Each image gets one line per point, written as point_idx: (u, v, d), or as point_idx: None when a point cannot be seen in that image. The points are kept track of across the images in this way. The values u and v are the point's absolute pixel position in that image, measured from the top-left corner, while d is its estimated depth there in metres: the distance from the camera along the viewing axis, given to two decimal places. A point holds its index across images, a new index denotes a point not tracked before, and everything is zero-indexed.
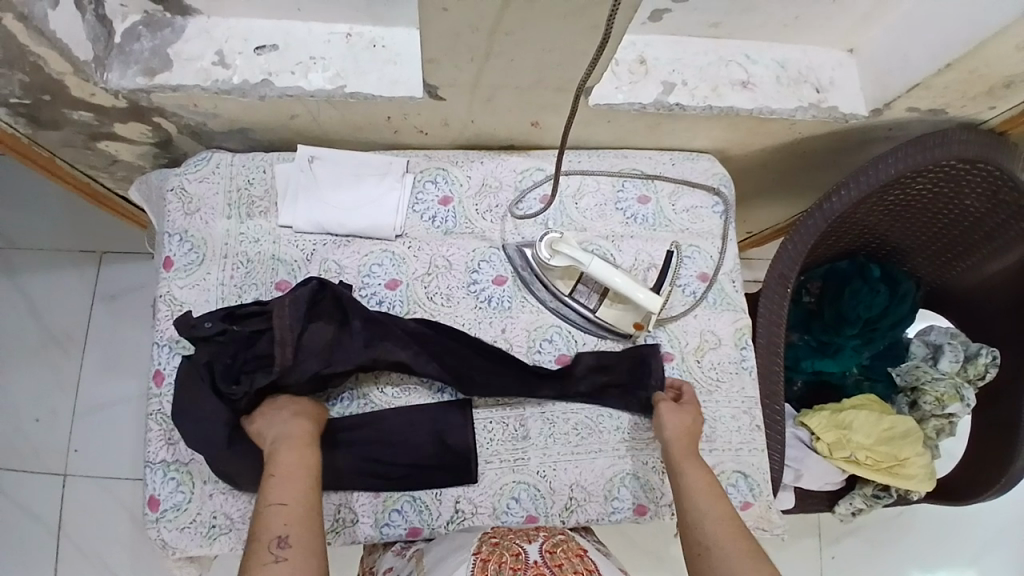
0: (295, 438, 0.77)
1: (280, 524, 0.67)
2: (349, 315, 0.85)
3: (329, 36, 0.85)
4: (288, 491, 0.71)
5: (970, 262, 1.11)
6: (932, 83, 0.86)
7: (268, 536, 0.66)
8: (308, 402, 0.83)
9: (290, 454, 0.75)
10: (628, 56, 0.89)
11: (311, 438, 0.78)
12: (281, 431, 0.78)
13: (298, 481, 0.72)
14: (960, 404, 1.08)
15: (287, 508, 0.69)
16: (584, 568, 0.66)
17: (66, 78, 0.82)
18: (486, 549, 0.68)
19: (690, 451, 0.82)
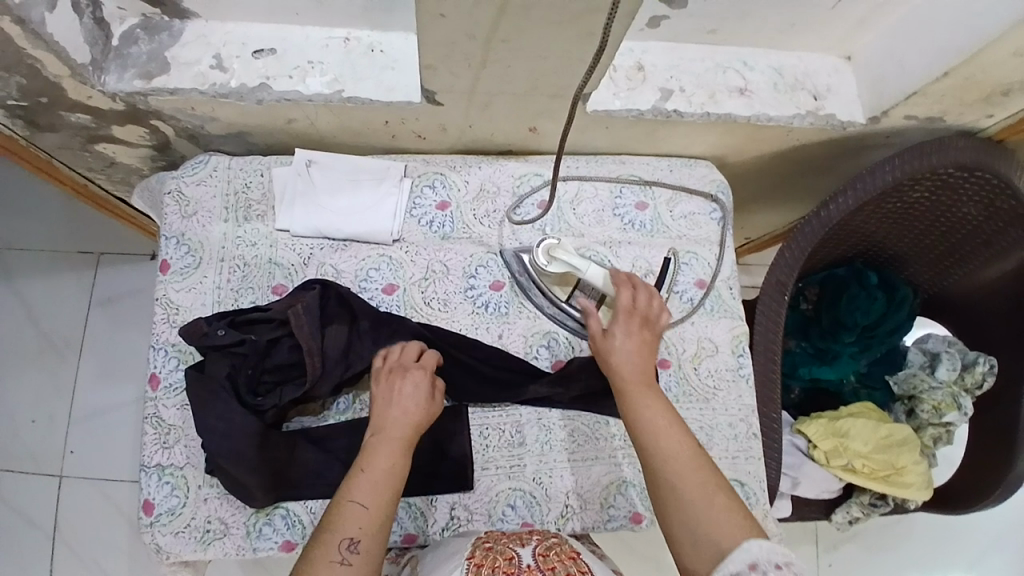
0: (396, 438, 0.73)
1: (356, 526, 0.65)
2: (357, 317, 0.88)
3: (326, 40, 0.85)
4: (373, 493, 0.68)
5: (969, 267, 1.10)
6: (930, 91, 0.86)
7: (339, 537, 0.64)
8: (422, 395, 0.78)
9: (386, 455, 0.71)
10: (625, 62, 0.89)
11: (410, 441, 0.73)
12: (389, 425, 0.74)
13: (385, 486, 0.69)
14: (957, 412, 1.09)
15: (368, 512, 0.66)
16: (577, 570, 0.64)
17: (64, 81, 0.81)
18: (479, 554, 0.68)
19: (643, 380, 0.75)
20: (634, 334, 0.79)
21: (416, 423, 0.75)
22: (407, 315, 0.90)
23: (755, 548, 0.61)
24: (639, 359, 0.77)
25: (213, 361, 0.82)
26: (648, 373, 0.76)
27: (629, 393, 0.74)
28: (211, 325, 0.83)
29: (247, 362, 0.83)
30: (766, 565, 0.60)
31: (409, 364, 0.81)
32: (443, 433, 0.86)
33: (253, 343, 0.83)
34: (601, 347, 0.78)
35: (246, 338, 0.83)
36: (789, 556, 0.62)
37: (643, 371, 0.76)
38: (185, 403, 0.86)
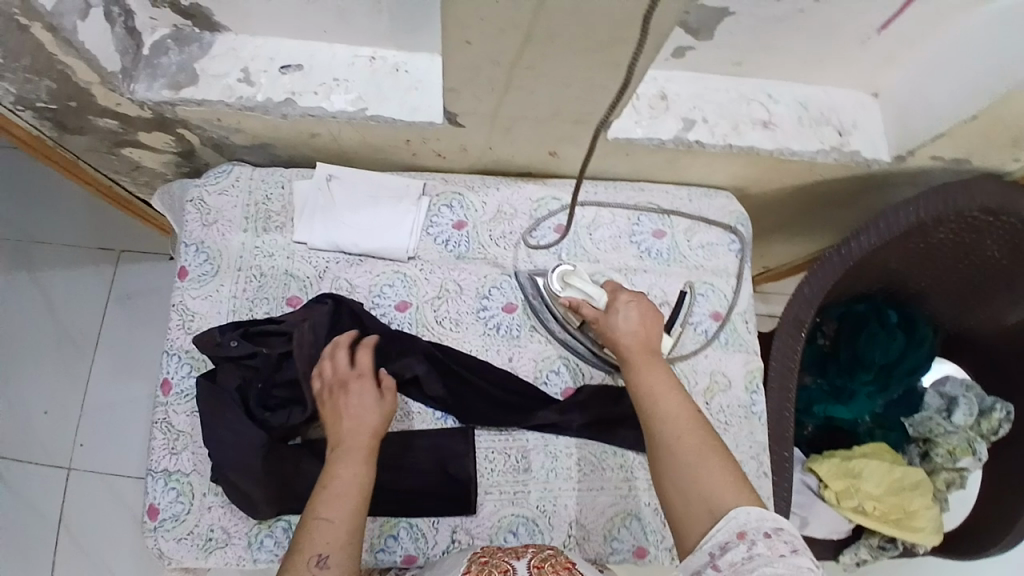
0: (356, 449, 0.73)
1: (323, 542, 0.66)
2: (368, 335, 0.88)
3: (352, 58, 0.86)
4: (339, 507, 0.68)
5: (990, 309, 1.08)
6: (958, 133, 0.84)
7: (307, 556, 0.65)
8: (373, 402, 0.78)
9: (350, 467, 0.72)
10: (649, 91, 0.88)
11: (371, 450, 0.74)
12: (351, 439, 0.74)
13: (351, 498, 0.70)
14: (972, 457, 1.08)
15: (334, 526, 0.67)
16: None
17: (94, 87, 0.83)
18: (473, 569, 0.67)
19: (645, 351, 0.78)
20: (639, 307, 0.82)
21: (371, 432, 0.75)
22: (418, 335, 0.90)
23: (743, 515, 0.62)
24: (642, 332, 0.79)
25: (226, 371, 0.85)
26: (651, 342, 0.79)
27: (632, 362, 0.76)
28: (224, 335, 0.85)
29: (259, 373, 0.85)
30: (754, 533, 0.61)
31: (351, 373, 0.80)
32: (449, 454, 0.86)
33: (266, 355, 0.85)
34: (605, 321, 0.82)
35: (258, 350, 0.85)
36: (781, 523, 0.62)
37: (645, 343, 0.78)
38: (195, 409, 0.87)
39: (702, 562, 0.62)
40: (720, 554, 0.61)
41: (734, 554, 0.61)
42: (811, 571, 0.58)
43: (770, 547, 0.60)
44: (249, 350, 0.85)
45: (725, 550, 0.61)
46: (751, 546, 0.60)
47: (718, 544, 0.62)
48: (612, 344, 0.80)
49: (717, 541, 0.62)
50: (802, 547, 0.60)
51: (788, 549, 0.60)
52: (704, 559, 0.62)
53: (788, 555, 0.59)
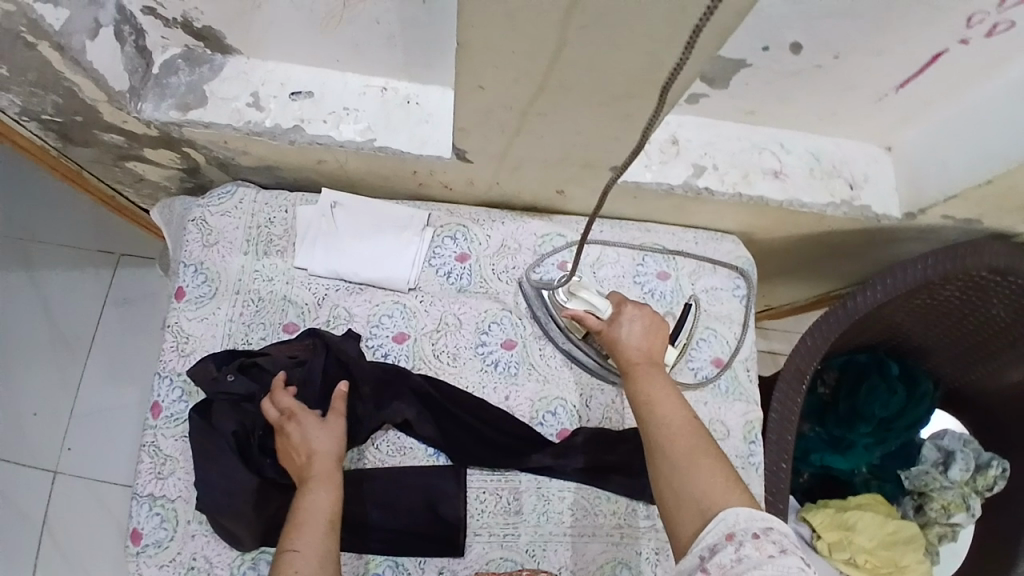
0: (320, 479, 0.75)
1: (293, 571, 0.67)
2: (359, 381, 0.86)
3: (364, 88, 0.85)
4: (306, 536, 0.69)
5: (992, 367, 1.08)
6: (969, 196, 0.84)
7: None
8: (317, 428, 0.79)
9: (315, 497, 0.73)
10: (660, 135, 0.88)
11: (334, 477, 0.76)
12: (313, 471, 0.75)
13: (318, 526, 0.71)
14: (965, 513, 1.07)
15: (302, 554, 0.68)
16: None
17: (100, 104, 0.82)
18: None
19: (647, 362, 0.78)
20: (642, 320, 0.82)
21: (324, 457, 0.77)
22: (413, 368, 0.89)
23: (733, 516, 0.61)
24: (645, 345, 0.80)
25: (219, 408, 0.83)
26: (654, 353, 0.79)
27: (634, 371, 0.77)
28: (222, 369, 0.84)
29: (253, 414, 0.84)
30: (742, 534, 0.59)
31: (299, 407, 0.81)
32: (440, 493, 0.85)
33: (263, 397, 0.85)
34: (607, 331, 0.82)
35: (256, 390, 0.84)
36: (770, 524, 0.60)
37: (648, 356, 0.79)
38: (184, 434, 0.85)
39: (692, 566, 0.60)
40: (709, 557, 0.59)
41: (722, 556, 0.58)
42: (802, 570, 0.55)
43: (759, 548, 0.58)
44: (247, 389, 0.84)
45: (714, 553, 0.59)
46: (740, 547, 0.58)
47: (707, 546, 0.60)
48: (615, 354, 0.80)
49: (706, 544, 0.60)
50: (792, 548, 0.58)
51: (777, 550, 0.57)
52: (694, 563, 0.60)
53: (778, 556, 0.57)
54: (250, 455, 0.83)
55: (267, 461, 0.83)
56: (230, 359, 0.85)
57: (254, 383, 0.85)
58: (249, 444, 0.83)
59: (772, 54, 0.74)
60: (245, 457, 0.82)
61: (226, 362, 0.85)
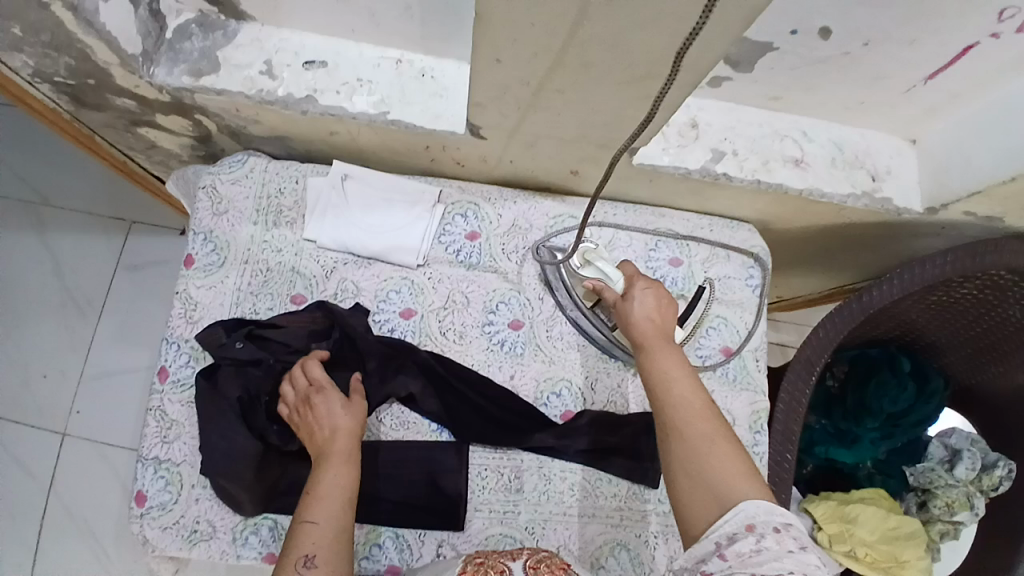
0: (339, 457, 0.75)
1: (310, 542, 0.67)
2: (366, 357, 0.86)
3: (379, 60, 0.84)
4: (325, 510, 0.70)
5: (1006, 369, 1.06)
6: (993, 192, 0.81)
7: (295, 556, 0.66)
8: (338, 406, 0.79)
9: (334, 472, 0.74)
10: (680, 118, 0.86)
11: (353, 456, 0.76)
12: (335, 448, 0.76)
13: (337, 500, 0.72)
14: (968, 512, 1.06)
15: (320, 527, 0.69)
16: None
17: (113, 68, 0.82)
18: (469, 569, 0.66)
19: (661, 338, 0.76)
20: (655, 296, 0.81)
21: (346, 434, 0.77)
22: (419, 342, 0.89)
23: (752, 507, 0.60)
24: (658, 321, 0.78)
25: (224, 376, 0.83)
26: (666, 329, 0.78)
27: (646, 346, 0.75)
28: (229, 335, 0.85)
29: (258, 379, 0.86)
30: (763, 526, 0.59)
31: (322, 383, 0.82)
32: (442, 467, 0.85)
33: (270, 363, 0.86)
34: (623, 309, 0.80)
35: (263, 356, 0.86)
36: (790, 519, 0.60)
37: (661, 330, 0.77)
38: (190, 400, 0.86)
39: (707, 551, 0.60)
40: (727, 544, 0.59)
41: (741, 545, 0.58)
42: (820, 568, 0.56)
43: (779, 541, 0.58)
44: (254, 354, 0.85)
45: (732, 541, 0.59)
46: (762, 539, 0.58)
47: (725, 534, 0.60)
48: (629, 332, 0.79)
49: (723, 532, 0.60)
50: (810, 546, 0.59)
51: (796, 546, 0.58)
52: (710, 548, 0.60)
53: (796, 551, 0.57)
54: (256, 423, 0.84)
55: (273, 429, 0.84)
56: (238, 325, 0.85)
57: (260, 349, 0.86)
58: (256, 412, 0.84)
59: (799, 38, 0.71)
60: (251, 425, 0.83)
61: (233, 328, 0.85)
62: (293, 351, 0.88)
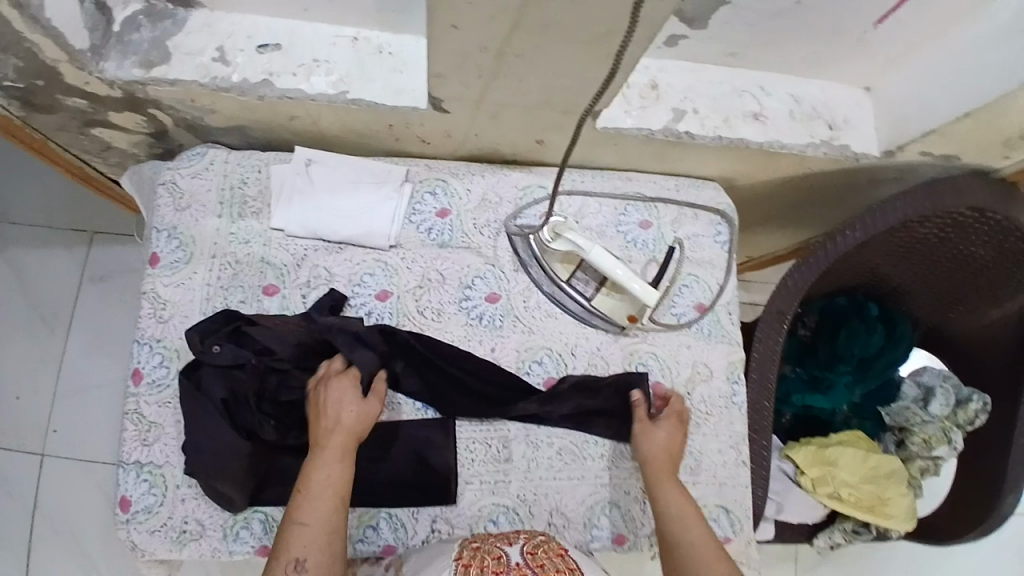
0: (334, 450, 0.75)
1: (300, 545, 0.68)
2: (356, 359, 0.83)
3: (335, 38, 0.82)
4: (315, 509, 0.70)
5: (972, 307, 1.09)
6: (948, 131, 0.84)
7: (286, 559, 0.67)
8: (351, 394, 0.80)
9: (327, 469, 0.74)
10: (640, 79, 0.86)
11: (348, 450, 0.76)
12: (331, 441, 0.76)
13: (326, 497, 0.72)
14: (947, 447, 1.11)
15: (311, 528, 0.69)
16: (565, 567, 0.66)
17: (61, 65, 0.79)
18: (467, 555, 0.68)
19: (670, 473, 0.82)
20: (672, 428, 0.85)
21: (343, 427, 0.77)
22: (399, 320, 0.89)
23: None
24: (670, 455, 0.83)
25: (207, 377, 0.81)
26: (676, 463, 0.84)
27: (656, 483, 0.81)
28: (206, 340, 0.81)
29: (245, 382, 0.81)
30: None
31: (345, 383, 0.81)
32: (429, 444, 0.86)
33: (254, 364, 0.82)
34: (637, 436, 0.85)
35: (244, 358, 0.81)
36: None
37: (671, 464, 0.83)
38: (167, 401, 0.84)
39: None
40: None
41: None
42: None
43: None
44: (235, 357, 0.81)
45: None
46: None
47: None
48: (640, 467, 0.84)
49: None
50: None
51: None
52: None
53: None
54: (242, 421, 0.81)
55: (269, 427, 0.82)
56: (214, 329, 0.82)
57: (242, 351, 0.82)
58: (241, 409, 0.81)
59: None
60: (236, 424, 0.81)
61: (208, 333, 0.82)
62: (280, 357, 0.84)
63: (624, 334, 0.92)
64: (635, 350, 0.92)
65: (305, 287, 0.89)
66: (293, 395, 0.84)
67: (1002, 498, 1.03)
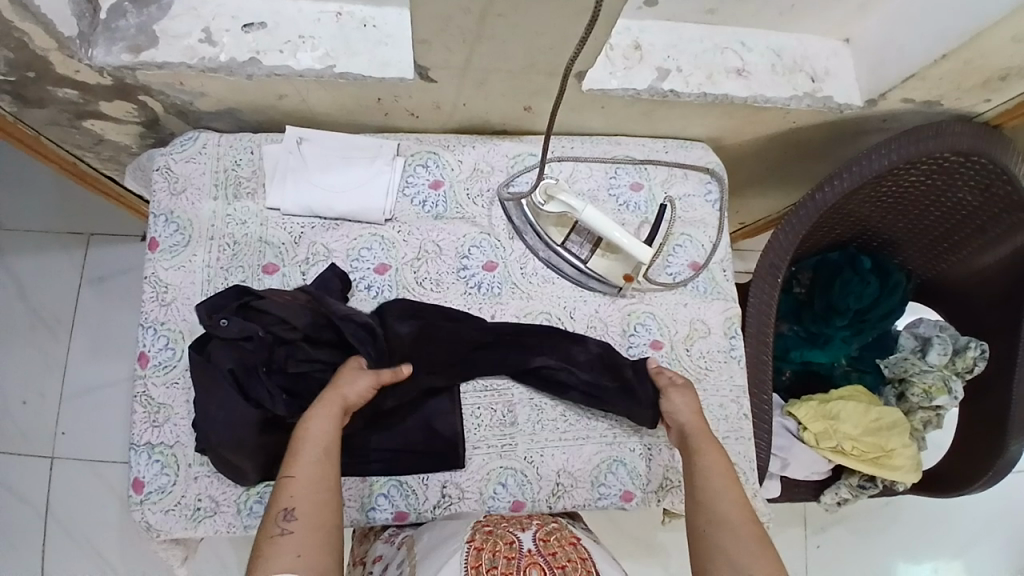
0: (327, 405, 0.76)
1: (288, 496, 0.69)
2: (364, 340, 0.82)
3: (318, 14, 0.83)
4: (303, 462, 0.71)
5: (963, 253, 1.11)
6: (928, 74, 0.85)
7: (274, 510, 0.68)
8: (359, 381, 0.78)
9: (314, 424, 0.74)
10: (623, 40, 0.87)
11: (341, 411, 0.76)
12: (326, 396, 0.77)
13: (313, 450, 0.72)
14: (947, 396, 1.09)
15: (296, 479, 0.70)
16: (576, 556, 0.68)
17: (51, 54, 0.80)
18: (478, 538, 0.70)
19: (706, 435, 0.82)
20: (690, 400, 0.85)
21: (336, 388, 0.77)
22: (399, 291, 0.90)
23: None
24: (699, 420, 0.83)
25: (214, 352, 0.81)
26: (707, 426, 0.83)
27: (693, 441, 0.81)
28: (214, 315, 0.81)
29: (250, 353, 0.82)
30: None
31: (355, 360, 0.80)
32: (435, 411, 0.87)
33: (261, 337, 0.82)
34: (665, 396, 0.85)
35: (252, 330, 0.81)
36: None
37: (701, 427, 0.82)
38: (175, 382, 0.85)
39: None
40: None
41: None
42: None
43: None
44: (243, 329, 0.81)
45: None
46: None
47: None
48: (675, 435, 0.84)
49: None
50: None
51: None
52: None
53: None
54: (255, 392, 0.81)
55: (278, 401, 0.81)
56: (222, 304, 0.82)
57: (249, 324, 0.82)
58: (255, 383, 0.81)
59: None
60: (249, 397, 0.81)
61: (216, 308, 0.82)
62: (291, 326, 0.83)
63: (621, 295, 0.93)
64: (634, 311, 0.93)
65: (304, 265, 0.90)
66: (302, 364, 0.83)
67: (1005, 447, 1.04)
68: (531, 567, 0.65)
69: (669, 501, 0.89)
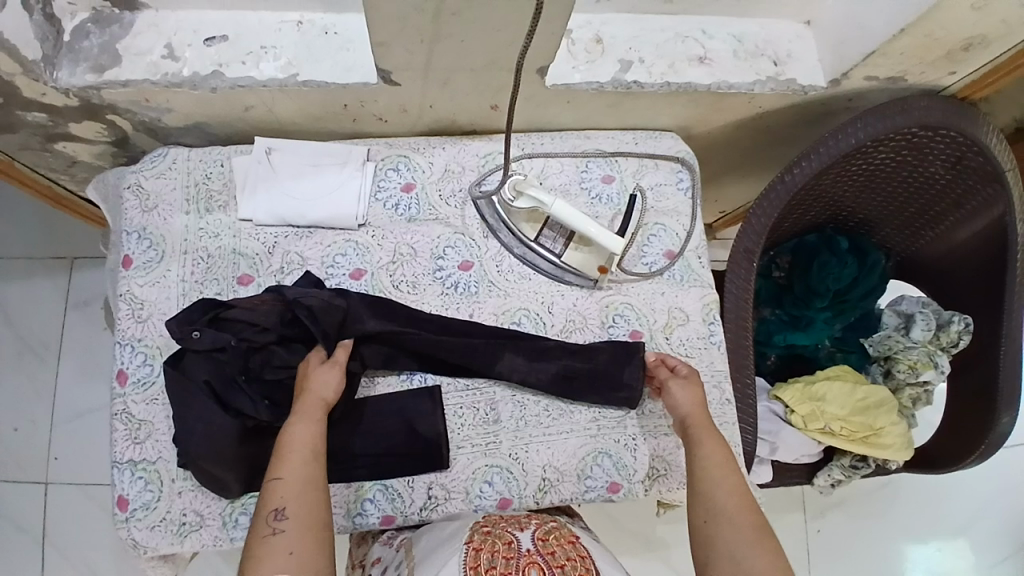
0: (306, 411, 0.76)
1: (278, 497, 0.69)
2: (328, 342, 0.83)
3: (280, 24, 0.84)
4: (289, 465, 0.71)
5: (940, 228, 1.11)
6: (888, 49, 0.85)
7: (267, 511, 0.68)
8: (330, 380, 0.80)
9: (298, 428, 0.74)
10: (584, 35, 0.88)
11: (318, 407, 0.77)
12: (303, 401, 0.77)
13: (300, 453, 0.72)
14: (933, 371, 1.09)
15: (286, 481, 0.70)
16: (576, 555, 0.68)
17: (17, 78, 0.80)
18: (477, 538, 0.69)
19: (705, 423, 0.82)
20: (693, 390, 0.84)
21: (311, 394, 0.78)
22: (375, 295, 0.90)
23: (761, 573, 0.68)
24: (700, 408, 0.83)
25: (191, 363, 0.81)
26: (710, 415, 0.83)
27: (691, 434, 0.81)
28: (185, 327, 0.81)
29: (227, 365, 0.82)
30: None
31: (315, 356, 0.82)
32: (416, 412, 0.87)
33: (235, 346, 0.81)
34: (668, 389, 0.85)
35: (223, 342, 0.81)
36: None
37: (699, 416, 0.82)
38: (155, 398, 0.85)
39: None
40: None
41: None
42: None
43: None
44: (215, 341, 0.81)
45: None
46: None
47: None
48: (676, 424, 0.84)
49: None
50: None
51: None
52: None
53: None
54: (233, 401, 0.81)
55: (263, 403, 0.82)
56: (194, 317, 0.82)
57: (222, 334, 0.81)
58: (233, 392, 0.81)
59: None
60: (228, 406, 0.81)
61: (188, 321, 0.81)
62: (263, 329, 0.83)
63: (597, 286, 0.93)
64: (612, 302, 0.93)
65: (279, 273, 0.90)
66: (278, 374, 0.83)
67: (996, 420, 1.04)
68: (530, 567, 0.64)
69: (656, 490, 0.89)
